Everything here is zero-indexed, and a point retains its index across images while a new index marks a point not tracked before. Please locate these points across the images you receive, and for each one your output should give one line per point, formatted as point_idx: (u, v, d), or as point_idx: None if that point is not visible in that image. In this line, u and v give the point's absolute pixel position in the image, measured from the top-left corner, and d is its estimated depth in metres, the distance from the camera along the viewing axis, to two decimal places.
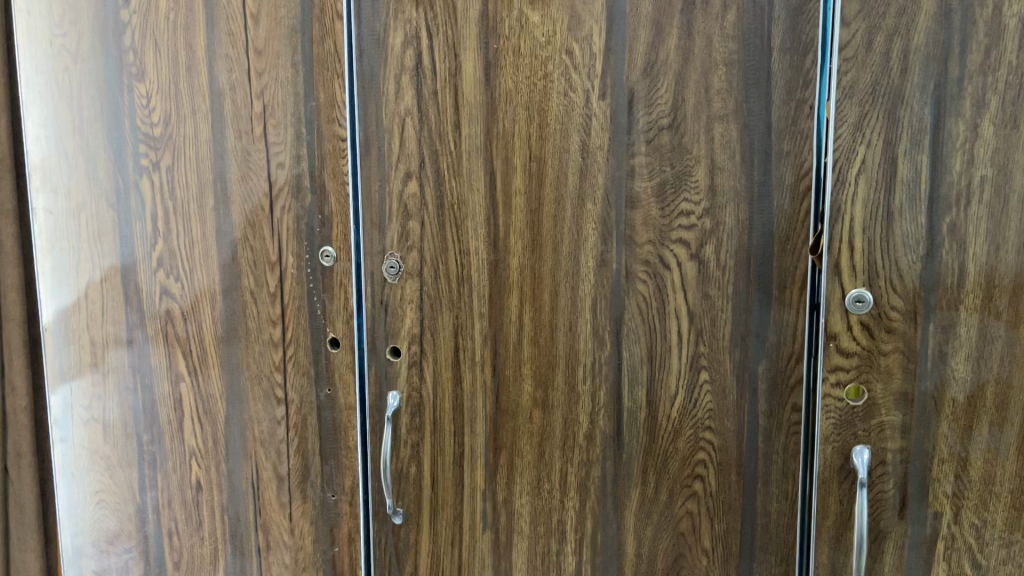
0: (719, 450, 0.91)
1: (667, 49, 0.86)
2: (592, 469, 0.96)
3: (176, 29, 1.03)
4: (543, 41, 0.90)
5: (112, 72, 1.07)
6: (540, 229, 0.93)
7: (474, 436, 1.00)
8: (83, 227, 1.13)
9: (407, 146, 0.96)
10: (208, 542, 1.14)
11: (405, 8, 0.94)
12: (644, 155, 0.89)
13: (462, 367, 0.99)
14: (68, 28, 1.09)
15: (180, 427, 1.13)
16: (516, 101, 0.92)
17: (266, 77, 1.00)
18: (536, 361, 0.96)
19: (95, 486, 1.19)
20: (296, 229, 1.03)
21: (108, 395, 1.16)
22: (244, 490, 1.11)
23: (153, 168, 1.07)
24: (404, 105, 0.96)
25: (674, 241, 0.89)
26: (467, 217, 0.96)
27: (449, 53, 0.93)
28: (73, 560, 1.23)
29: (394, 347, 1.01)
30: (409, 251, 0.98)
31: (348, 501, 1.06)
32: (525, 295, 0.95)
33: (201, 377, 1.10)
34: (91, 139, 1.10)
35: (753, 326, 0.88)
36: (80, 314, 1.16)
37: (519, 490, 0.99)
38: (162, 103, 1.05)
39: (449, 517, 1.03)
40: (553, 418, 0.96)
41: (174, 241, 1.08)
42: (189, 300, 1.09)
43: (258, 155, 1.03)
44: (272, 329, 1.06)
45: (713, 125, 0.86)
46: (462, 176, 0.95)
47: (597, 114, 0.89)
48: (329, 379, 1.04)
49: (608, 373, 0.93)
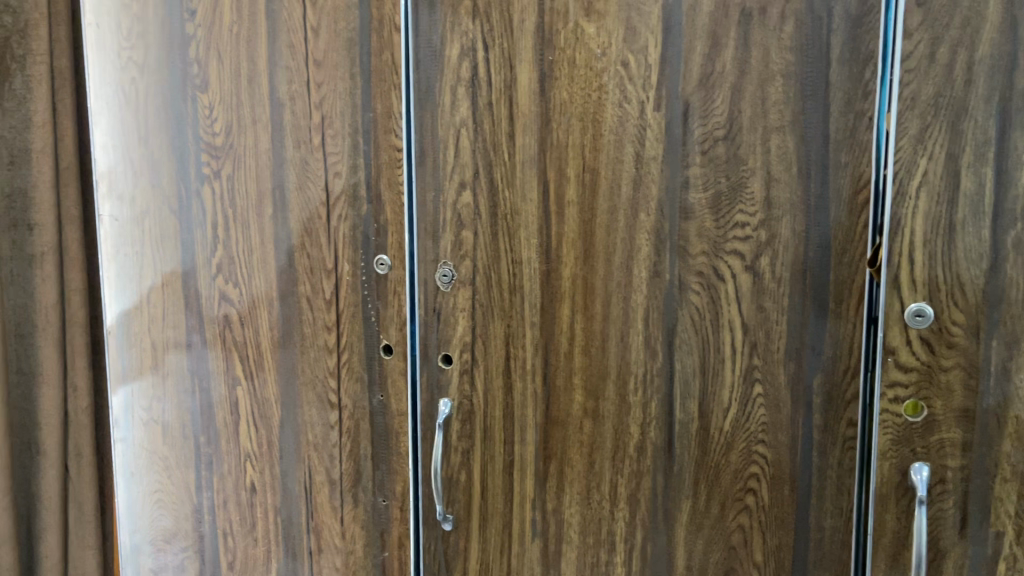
0: (772, 464, 0.90)
1: (723, 60, 0.86)
2: (643, 480, 0.95)
3: (239, 41, 1.06)
4: (598, 52, 0.91)
5: (176, 83, 1.10)
6: (593, 239, 0.94)
7: (524, 444, 1.00)
8: (146, 233, 1.16)
9: (462, 156, 0.98)
10: (261, 543, 1.17)
11: (462, 21, 0.95)
12: (698, 166, 0.89)
13: (514, 376, 0.99)
14: (136, 40, 1.12)
15: (236, 430, 1.15)
16: (570, 112, 0.92)
17: (325, 88, 1.03)
18: (586, 370, 0.96)
19: (153, 486, 1.22)
20: (352, 237, 1.04)
21: (167, 396, 1.19)
22: (298, 492, 1.13)
23: (215, 176, 1.10)
24: (459, 116, 0.97)
25: (729, 252, 0.89)
26: (520, 227, 0.96)
27: (505, 65, 0.94)
28: (130, 558, 1.26)
29: (446, 355, 1.02)
30: (462, 259, 0.99)
31: (399, 506, 1.08)
32: (576, 305, 0.95)
33: (257, 381, 1.13)
34: (155, 148, 1.13)
35: (808, 339, 0.87)
36: (141, 318, 1.19)
37: (568, 499, 0.99)
38: (224, 113, 1.08)
39: (498, 525, 1.03)
40: (603, 429, 0.96)
41: (233, 247, 1.11)
42: (247, 305, 1.12)
43: (316, 165, 1.05)
44: (327, 335, 1.08)
45: (769, 136, 0.86)
46: (515, 186, 0.96)
47: (651, 125, 0.90)
48: (381, 385, 1.06)
49: (659, 384, 0.93)
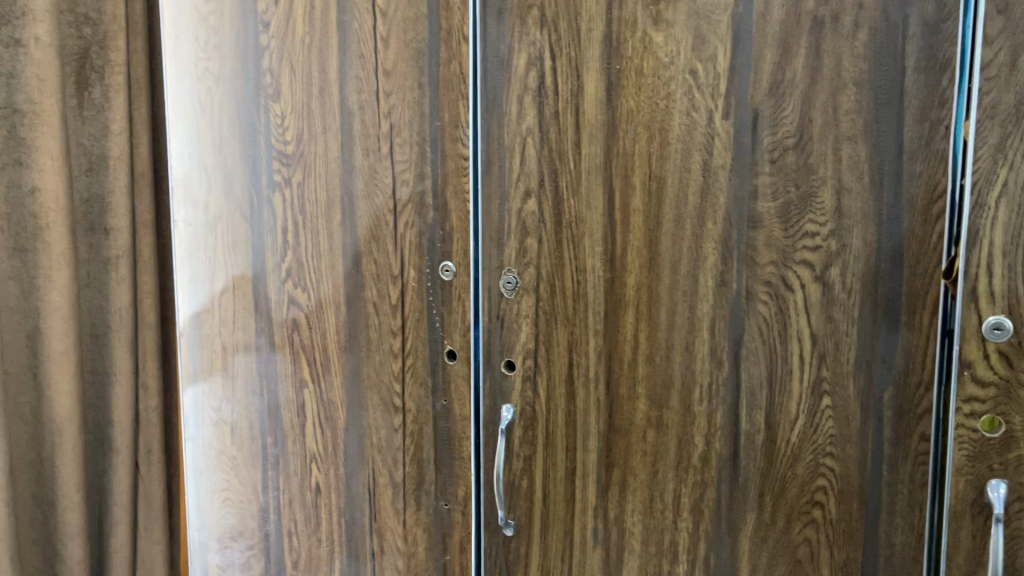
0: (840, 477, 0.89)
1: (794, 68, 0.86)
2: (707, 491, 0.95)
3: (311, 51, 1.09)
4: (666, 61, 0.91)
5: (250, 93, 1.13)
6: (658, 247, 0.94)
7: (586, 452, 1.00)
8: (218, 239, 1.20)
9: (528, 164, 0.98)
10: (325, 543, 1.19)
11: (529, 30, 0.96)
12: (768, 175, 0.88)
13: (576, 383, 1.00)
14: (212, 51, 1.16)
15: (302, 431, 1.18)
16: (637, 121, 0.93)
17: (394, 97, 1.05)
18: (650, 379, 0.96)
19: (222, 484, 1.25)
20: (417, 243, 1.06)
21: (236, 397, 1.22)
22: (361, 494, 1.15)
23: (286, 183, 1.13)
24: (526, 124, 0.98)
25: (798, 262, 0.88)
26: (585, 235, 0.97)
27: (572, 74, 0.95)
28: (198, 554, 1.29)
29: (509, 361, 1.03)
30: (526, 267, 1.00)
31: (461, 510, 1.09)
32: (641, 313, 0.95)
33: (323, 384, 1.15)
34: (229, 156, 1.17)
35: (879, 351, 0.86)
36: (212, 320, 1.22)
37: (630, 508, 0.99)
38: (296, 122, 1.11)
39: (560, 531, 1.03)
40: (667, 438, 0.96)
41: (302, 252, 1.14)
42: (315, 309, 1.14)
43: (384, 173, 1.07)
44: (392, 340, 1.10)
45: (841, 145, 0.85)
46: (581, 194, 0.96)
47: (719, 134, 0.89)
48: (445, 390, 1.07)
49: (725, 394, 0.93)
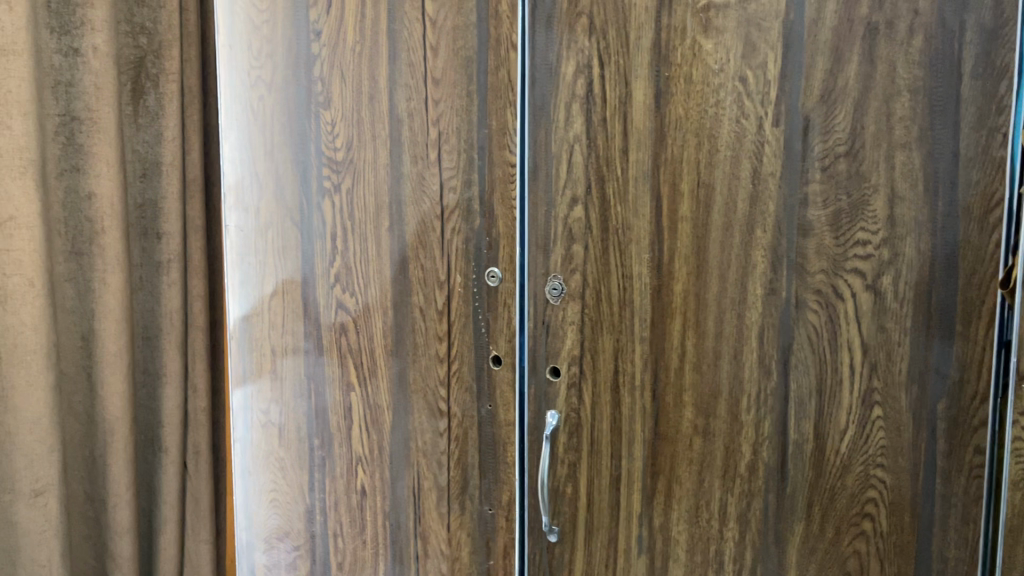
0: (892, 489, 0.88)
1: (846, 76, 0.85)
2: (754, 501, 0.94)
3: (361, 60, 1.10)
4: (716, 69, 0.90)
5: (301, 100, 1.16)
6: (706, 254, 0.93)
7: (632, 459, 1.00)
8: (268, 244, 1.22)
9: (575, 171, 0.99)
10: (370, 545, 1.20)
11: (578, 38, 0.97)
12: (819, 182, 0.87)
13: (622, 391, 1.00)
14: (265, 60, 1.18)
15: (349, 434, 1.19)
16: (685, 128, 0.92)
17: (443, 105, 1.06)
18: (698, 388, 0.96)
19: (269, 486, 1.27)
20: (464, 249, 1.07)
21: (285, 399, 1.24)
22: (407, 498, 1.16)
23: (335, 190, 1.15)
24: (573, 131, 0.98)
25: (849, 271, 0.87)
26: (632, 242, 0.97)
27: (620, 82, 0.95)
28: (245, 553, 1.31)
29: (554, 367, 1.03)
30: (572, 273, 1.00)
31: (505, 516, 1.09)
32: (688, 321, 0.95)
33: (370, 387, 1.17)
34: (280, 162, 1.19)
35: (932, 361, 0.84)
36: (261, 323, 1.24)
37: (676, 517, 0.98)
38: (346, 129, 1.13)
39: (604, 539, 1.03)
40: (714, 447, 0.95)
41: (350, 257, 1.15)
42: (362, 313, 1.16)
43: (432, 179, 1.08)
44: (438, 345, 1.11)
45: (894, 153, 0.84)
46: (628, 201, 0.96)
47: (769, 141, 0.89)
48: (490, 395, 1.08)
49: (773, 404, 0.92)
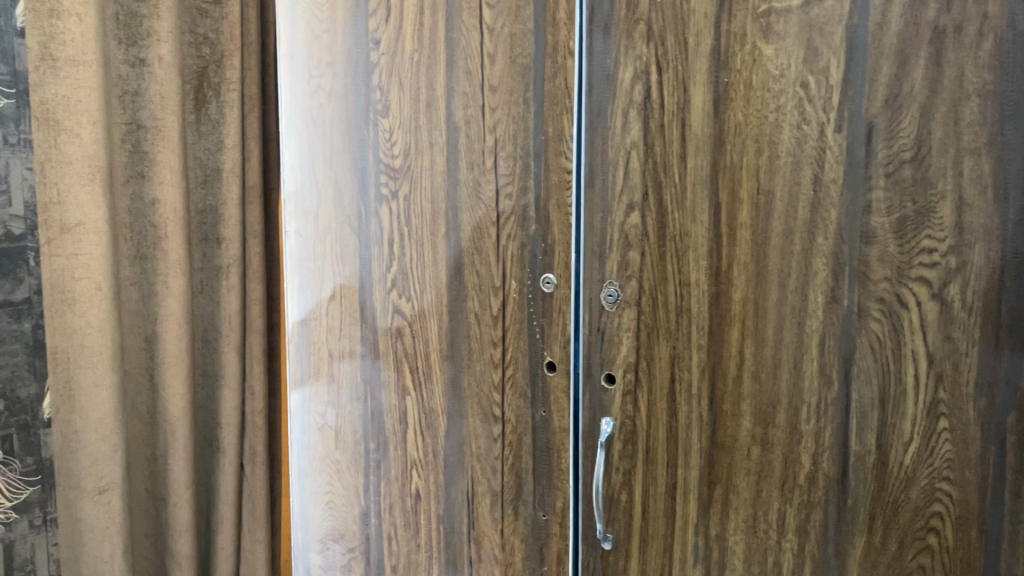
0: (958, 503, 0.85)
1: (912, 80, 0.83)
2: (813, 512, 0.93)
3: (419, 68, 1.12)
4: (777, 74, 0.89)
5: (360, 108, 1.17)
6: (765, 261, 0.92)
7: (688, 468, 0.99)
8: (327, 249, 1.24)
9: (632, 178, 0.98)
10: (424, 549, 1.21)
11: (636, 44, 0.96)
12: (883, 189, 0.86)
13: (678, 399, 0.99)
14: (325, 68, 1.20)
15: (404, 438, 1.20)
16: (745, 134, 0.92)
17: (499, 112, 1.06)
18: (756, 397, 0.94)
19: (325, 487, 1.29)
20: (520, 255, 1.08)
21: (341, 401, 1.26)
22: (460, 502, 1.17)
23: (392, 197, 1.16)
24: (630, 137, 0.98)
25: (914, 279, 0.85)
26: (690, 248, 0.96)
27: (679, 88, 0.94)
28: (302, 553, 1.34)
29: (609, 374, 1.03)
30: (628, 280, 1.00)
31: (559, 522, 1.09)
32: (746, 328, 0.94)
33: (425, 391, 1.18)
34: (339, 169, 1.21)
35: (1002, 373, 0.82)
36: (320, 327, 1.27)
37: (733, 527, 0.97)
38: (403, 136, 1.14)
39: (658, 548, 1.03)
40: (773, 457, 0.94)
41: (406, 263, 1.17)
42: (417, 318, 1.17)
43: (488, 186, 1.09)
44: (493, 350, 1.11)
45: (962, 159, 0.82)
46: (685, 208, 0.96)
47: (831, 147, 0.88)
48: (544, 401, 1.08)
49: (834, 414, 0.90)
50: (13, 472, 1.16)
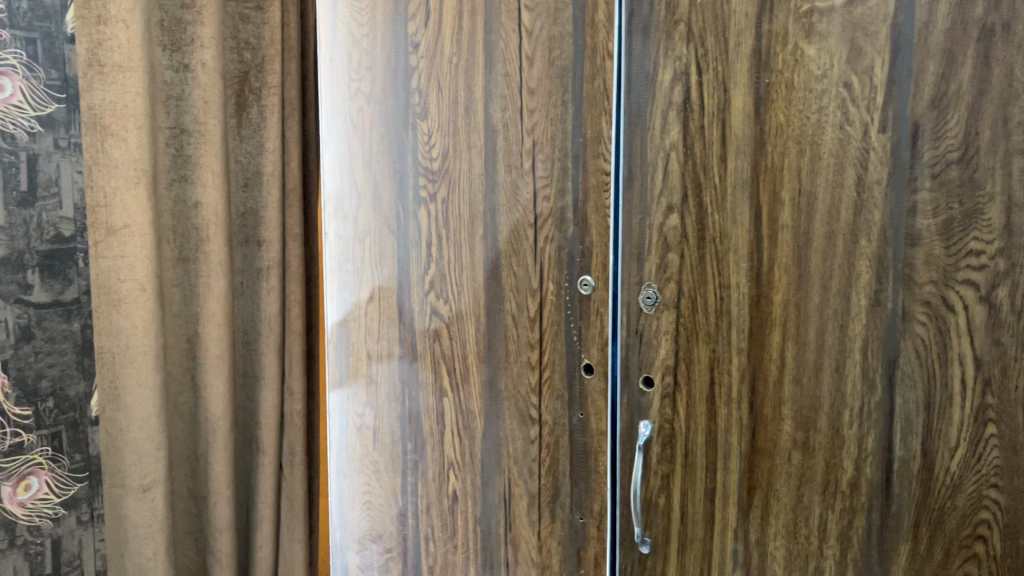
0: (1007, 511, 0.84)
1: (959, 80, 0.81)
2: (856, 518, 0.91)
3: (458, 71, 1.12)
4: (819, 74, 0.88)
5: (399, 111, 1.18)
6: (807, 263, 0.91)
7: (728, 472, 0.98)
8: (366, 251, 1.25)
9: (671, 179, 0.98)
10: (461, 550, 1.21)
11: (675, 45, 0.96)
12: (928, 190, 0.84)
13: (718, 402, 0.98)
14: (364, 72, 1.21)
15: (441, 439, 1.21)
16: (786, 135, 0.91)
17: (538, 114, 1.07)
18: (797, 401, 0.93)
19: (363, 488, 1.31)
20: (557, 257, 1.08)
21: (379, 402, 1.27)
22: (498, 504, 1.17)
23: (431, 199, 1.17)
24: (670, 139, 0.97)
25: (961, 282, 0.83)
26: (730, 251, 0.95)
27: (719, 88, 0.94)
28: (340, 552, 1.35)
29: (647, 377, 1.03)
30: (667, 282, 1.00)
31: (596, 525, 1.09)
32: (787, 332, 0.93)
33: (462, 393, 1.18)
34: (378, 171, 1.22)
35: None
36: (358, 328, 1.28)
37: (773, 532, 0.96)
38: (442, 139, 1.15)
39: (697, 552, 1.02)
40: (814, 462, 0.93)
41: (444, 264, 1.17)
42: (455, 319, 1.17)
43: (526, 188, 1.09)
44: (530, 352, 1.11)
45: (1012, 159, 0.80)
46: (726, 210, 0.95)
47: (875, 148, 0.86)
48: (582, 403, 1.08)
49: (877, 419, 0.89)
50: (61, 469, 1.18)
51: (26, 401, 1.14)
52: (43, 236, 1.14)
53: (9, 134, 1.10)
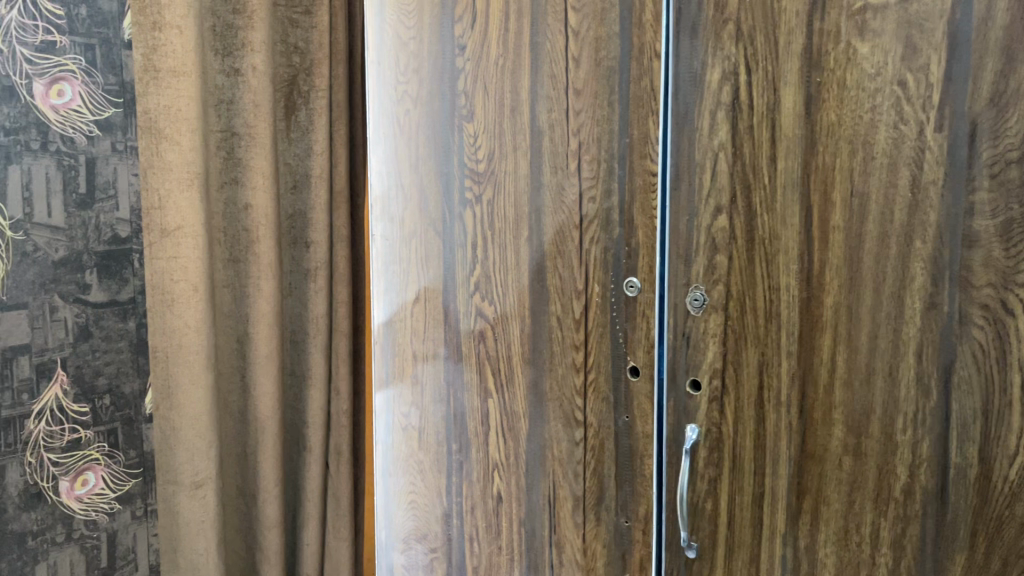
0: None
1: (1019, 76, 0.79)
2: (909, 526, 0.89)
3: (504, 73, 1.12)
4: (873, 73, 0.87)
5: (445, 114, 1.19)
6: (859, 265, 0.89)
7: (776, 477, 0.97)
8: (412, 252, 1.26)
9: (719, 180, 0.97)
10: (505, 551, 1.21)
11: (724, 45, 0.95)
12: (987, 190, 0.82)
13: (766, 406, 0.97)
14: (411, 74, 1.22)
15: (486, 439, 1.21)
16: (838, 135, 0.89)
17: (584, 115, 1.06)
18: (849, 406, 0.91)
19: (409, 487, 1.31)
20: (603, 259, 1.07)
21: (425, 402, 1.28)
22: (542, 506, 1.17)
23: (477, 201, 1.17)
24: (718, 139, 0.96)
25: (1021, 285, 0.81)
26: (779, 253, 0.94)
27: (769, 88, 0.92)
28: (385, 551, 1.36)
29: (695, 381, 1.02)
30: (715, 284, 0.99)
31: (642, 529, 1.08)
32: (839, 335, 0.91)
33: (507, 394, 1.18)
34: (425, 173, 1.23)
35: None
36: (404, 329, 1.29)
37: (823, 539, 0.95)
38: (488, 141, 1.15)
39: (744, 558, 1.00)
40: (866, 468, 0.91)
41: (489, 266, 1.17)
42: (499, 319, 1.18)
43: (572, 190, 1.09)
44: (575, 354, 1.11)
45: None
46: (776, 211, 0.94)
47: (931, 147, 0.84)
48: (627, 406, 1.08)
49: (932, 425, 0.87)
50: (117, 464, 1.21)
51: (83, 398, 1.17)
52: (100, 237, 1.17)
53: (69, 138, 1.13)
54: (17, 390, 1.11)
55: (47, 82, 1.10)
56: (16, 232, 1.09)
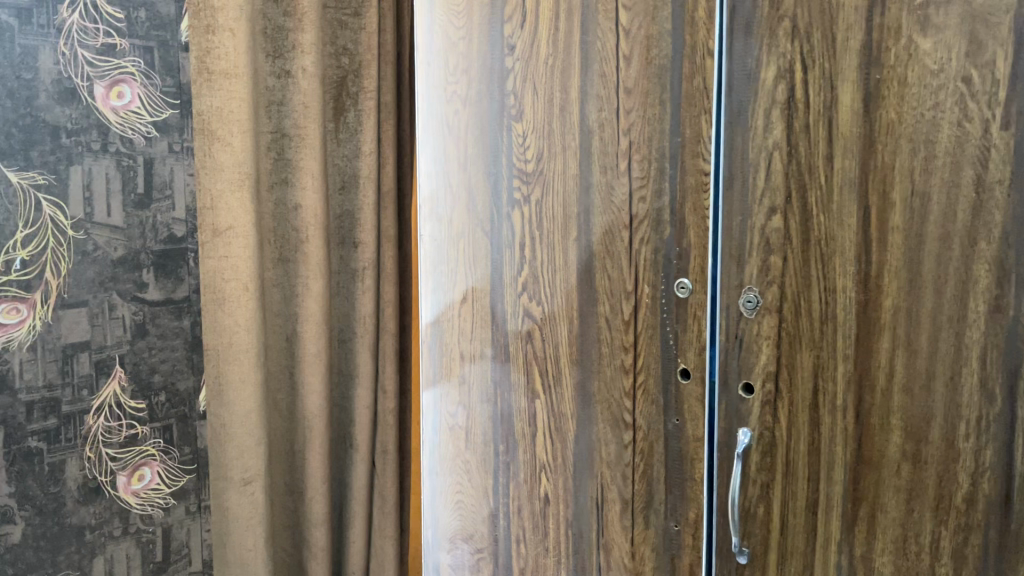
0: None
1: None
2: (971, 535, 0.87)
3: (554, 72, 1.12)
4: (935, 69, 0.84)
5: (494, 114, 1.19)
6: (919, 267, 0.87)
7: (831, 483, 0.95)
8: (460, 251, 1.26)
9: (773, 179, 0.95)
10: (552, 553, 1.21)
11: (779, 42, 0.93)
12: None
13: (821, 411, 0.95)
14: (461, 75, 1.22)
15: (533, 441, 1.21)
16: (897, 134, 0.87)
17: (634, 115, 1.05)
18: (908, 411, 0.89)
19: (455, 487, 1.31)
20: (653, 260, 1.06)
21: (471, 402, 1.27)
22: (590, 508, 1.16)
23: (525, 201, 1.17)
24: (772, 138, 0.94)
25: None
26: (836, 254, 0.92)
27: (826, 86, 0.90)
28: (431, 551, 1.36)
29: (747, 383, 1.00)
30: (768, 286, 0.97)
31: (691, 533, 1.07)
32: (898, 338, 0.89)
33: (554, 395, 1.18)
34: (473, 173, 1.22)
35: None
36: (451, 328, 1.29)
37: (879, 547, 0.92)
38: (537, 141, 1.15)
39: (797, 565, 0.98)
40: (926, 475, 0.89)
41: (537, 266, 1.17)
42: (547, 320, 1.17)
43: (621, 189, 1.08)
44: (624, 355, 1.10)
45: None
46: (832, 211, 0.92)
47: (997, 146, 0.82)
48: (677, 409, 1.06)
49: (996, 432, 0.85)
50: (172, 460, 1.23)
51: (140, 395, 1.19)
52: (157, 236, 1.19)
53: (128, 139, 1.15)
54: (77, 386, 1.13)
55: (107, 84, 1.13)
56: (77, 232, 1.12)
